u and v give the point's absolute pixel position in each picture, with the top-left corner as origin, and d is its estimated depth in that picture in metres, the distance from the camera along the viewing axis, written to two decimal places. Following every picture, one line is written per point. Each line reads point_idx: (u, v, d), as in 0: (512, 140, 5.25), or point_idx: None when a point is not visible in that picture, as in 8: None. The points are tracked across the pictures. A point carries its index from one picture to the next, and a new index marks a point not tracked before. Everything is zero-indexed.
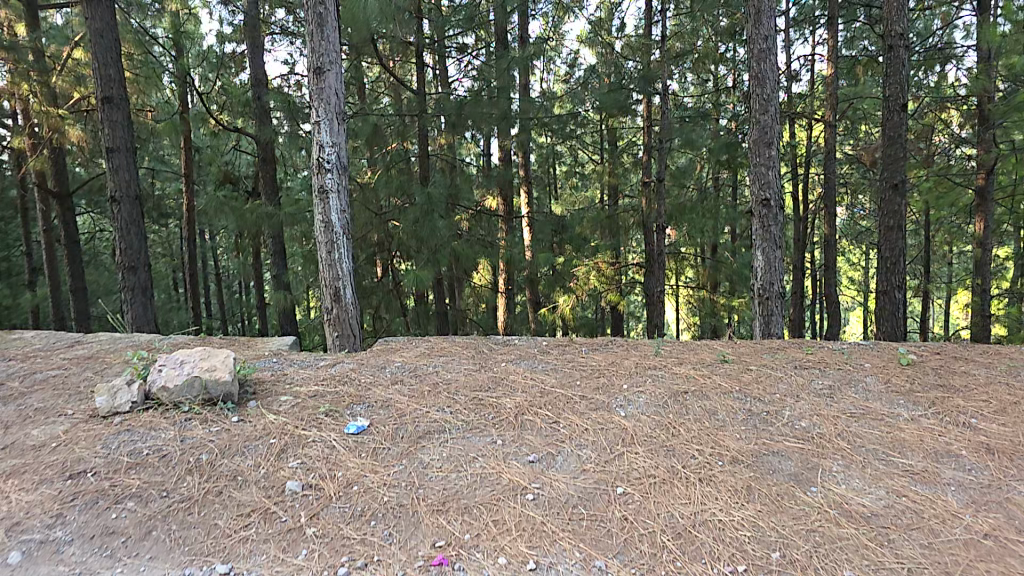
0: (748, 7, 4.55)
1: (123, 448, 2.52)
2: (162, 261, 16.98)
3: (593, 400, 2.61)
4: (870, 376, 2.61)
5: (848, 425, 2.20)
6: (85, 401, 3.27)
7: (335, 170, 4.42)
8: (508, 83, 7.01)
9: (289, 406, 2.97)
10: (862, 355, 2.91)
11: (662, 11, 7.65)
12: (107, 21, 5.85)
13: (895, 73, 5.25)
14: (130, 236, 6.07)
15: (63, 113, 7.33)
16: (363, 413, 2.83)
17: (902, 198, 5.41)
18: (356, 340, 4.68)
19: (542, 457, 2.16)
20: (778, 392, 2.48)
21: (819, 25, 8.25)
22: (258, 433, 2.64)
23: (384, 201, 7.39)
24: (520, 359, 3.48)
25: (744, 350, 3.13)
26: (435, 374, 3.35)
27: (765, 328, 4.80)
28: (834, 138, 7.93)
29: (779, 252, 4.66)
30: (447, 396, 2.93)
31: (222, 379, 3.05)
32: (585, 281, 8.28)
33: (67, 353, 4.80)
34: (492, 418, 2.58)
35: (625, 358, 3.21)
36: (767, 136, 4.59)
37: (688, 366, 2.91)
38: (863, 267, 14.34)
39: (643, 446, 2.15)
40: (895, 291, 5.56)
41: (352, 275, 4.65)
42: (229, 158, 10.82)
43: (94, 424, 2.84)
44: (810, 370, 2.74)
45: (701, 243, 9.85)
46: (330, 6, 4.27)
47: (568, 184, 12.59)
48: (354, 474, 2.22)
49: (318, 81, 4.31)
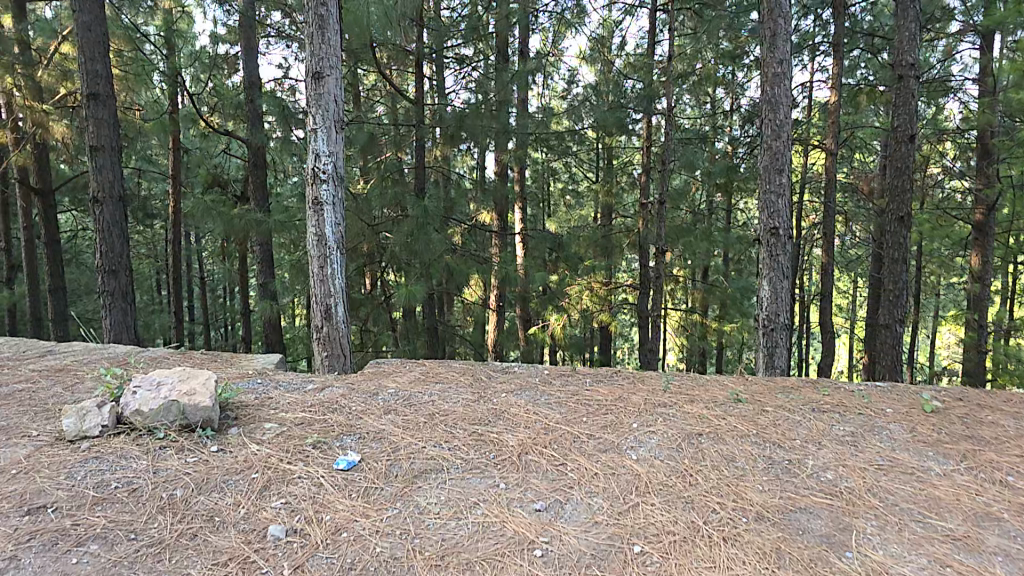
0: (763, 30, 4.46)
1: (90, 479, 2.33)
2: (145, 263, 16.68)
3: (602, 440, 2.45)
4: (894, 423, 2.42)
5: (878, 479, 1.95)
6: (53, 421, 3.07)
7: (331, 180, 4.26)
8: (507, 98, 6.97)
9: (272, 436, 2.78)
10: (885, 400, 2.74)
11: (666, 31, 7.60)
12: (95, 15, 5.67)
13: (905, 103, 5.19)
14: (112, 239, 5.85)
15: (48, 109, 7.18)
16: (353, 446, 2.65)
17: (908, 230, 5.35)
18: (345, 360, 4.48)
19: (550, 506, 1.98)
20: (797, 439, 2.30)
21: (820, 52, 8.26)
22: (239, 466, 2.45)
23: (377, 212, 7.18)
24: (520, 390, 3.31)
25: (757, 389, 2.98)
26: (431, 404, 3.17)
27: (768, 361, 4.68)
28: (835, 166, 7.88)
29: (786, 282, 4.54)
30: (444, 429, 2.76)
31: (202, 404, 2.85)
32: (578, 300, 8.10)
33: (38, 363, 4.56)
34: (493, 458, 2.41)
35: (632, 394, 3.05)
36: (778, 162, 4.49)
37: (699, 405, 2.74)
38: (852, 294, 14.37)
39: (659, 496, 1.95)
40: (897, 325, 5.48)
41: (344, 291, 4.47)
42: (218, 162, 10.63)
43: (59, 449, 2.64)
44: (829, 414, 2.56)
45: (693, 266, 9.73)
46: (332, 8, 4.13)
47: (561, 201, 12.50)
48: (344, 518, 2.04)
49: (317, 86, 4.15)
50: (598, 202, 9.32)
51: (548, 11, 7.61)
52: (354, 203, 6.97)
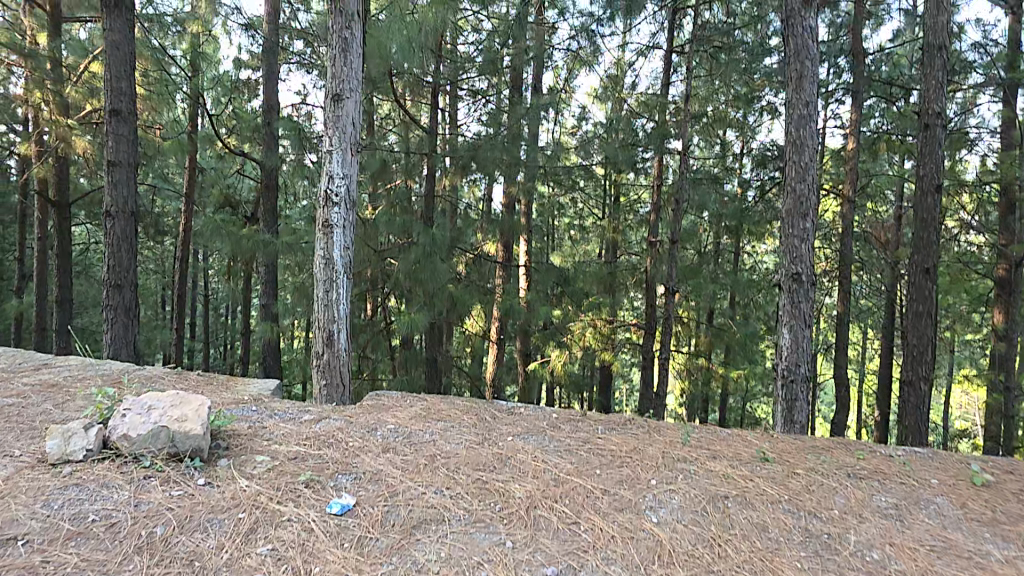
0: (789, 72, 4.36)
1: (66, 510, 2.15)
2: (152, 277, 16.66)
3: (618, 497, 2.27)
4: (940, 497, 2.24)
5: (934, 563, 1.76)
6: (39, 441, 2.90)
7: (343, 203, 4.14)
8: (518, 132, 6.93)
9: (263, 470, 2.60)
10: (927, 468, 2.57)
11: (680, 72, 7.58)
12: (126, 36, 5.73)
13: (931, 153, 5.09)
14: (121, 253, 5.74)
15: (73, 125, 7.26)
16: (348, 487, 2.46)
17: (934, 283, 5.20)
18: (344, 391, 4.27)
19: (562, 571, 1.79)
20: (835, 509, 2.12)
21: (837, 100, 8.24)
22: (225, 504, 2.27)
23: (383, 238, 7.06)
24: (527, 434, 3.12)
25: (785, 448, 2.79)
26: (432, 444, 2.98)
27: (787, 415, 4.40)
28: (853, 213, 7.70)
29: (808, 331, 4.34)
30: (446, 474, 2.57)
31: (193, 432, 2.68)
32: (579, 336, 7.85)
33: (30, 377, 4.40)
34: (498, 510, 2.22)
35: (648, 445, 2.87)
36: (802, 207, 4.34)
37: (722, 462, 2.56)
38: (864, 346, 14.14)
39: (686, 569, 1.76)
40: (921, 384, 5.25)
41: (348, 318, 4.30)
42: (231, 182, 10.63)
43: (39, 472, 2.46)
44: (867, 482, 2.38)
45: (700, 309, 9.54)
46: (356, 32, 4.08)
47: (567, 236, 12.37)
48: (334, 571, 1.85)
49: (336, 108, 4.08)
50: (605, 239, 9.21)
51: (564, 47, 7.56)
52: (363, 228, 6.90)
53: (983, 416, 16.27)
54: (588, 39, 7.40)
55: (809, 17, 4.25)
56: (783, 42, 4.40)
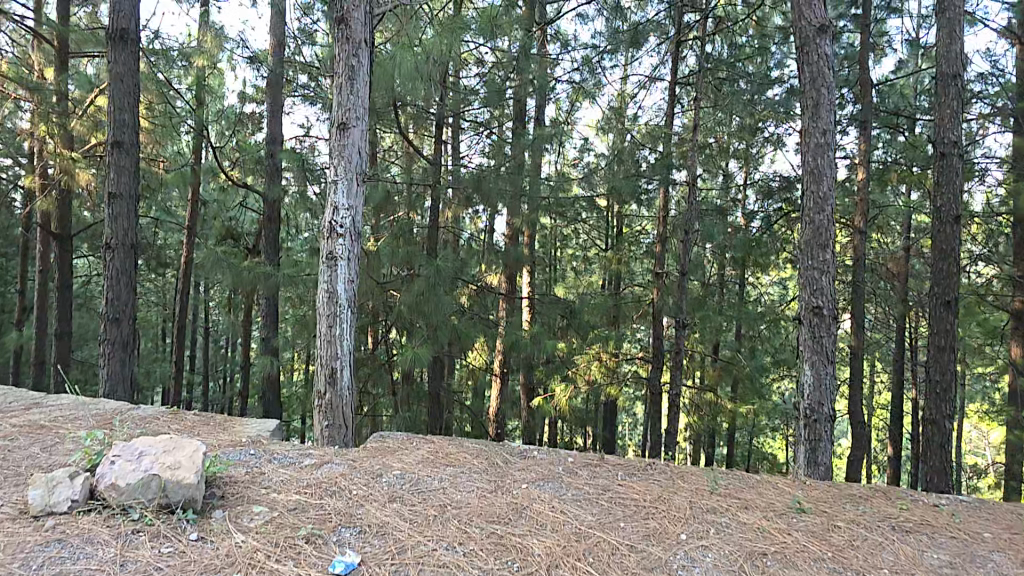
0: (804, 99, 4.27)
1: (46, 570, 1.96)
2: (153, 309, 16.49)
3: (647, 554, 2.09)
4: (996, 553, 2.11)
5: None
6: (23, 490, 2.72)
7: (348, 235, 4.01)
8: (521, 163, 6.85)
9: (261, 523, 2.42)
10: (978, 521, 2.44)
11: (683, 102, 7.52)
12: (129, 67, 5.67)
13: (949, 181, 5.00)
14: (119, 286, 5.58)
15: (77, 158, 7.04)
16: (352, 543, 2.28)
17: (954, 315, 5.02)
18: (347, 432, 4.07)
19: None
20: (885, 568, 1.96)
21: (842, 130, 8.19)
22: (219, 562, 2.09)
23: (385, 270, 6.90)
24: (542, 481, 2.94)
25: (821, 497, 2.65)
26: (441, 493, 2.80)
27: (811, 456, 4.21)
28: (864, 244, 7.55)
29: (830, 367, 4.17)
30: (458, 527, 2.39)
31: (188, 481, 2.49)
32: (584, 370, 7.59)
33: (21, 417, 4.22)
34: (517, 569, 2.04)
35: (674, 494, 2.69)
36: (822, 238, 4.21)
37: (756, 513, 2.40)
38: (873, 379, 13.93)
39: None
40: (944, 421, 5.09)
41: (352, 355, 4.13)
42: (233, 214, 10.54)
43: (19, 526, 2.28)
44: (916, 536, 2.25)
45: (708, 341, 9.35)
46: (363, 60, 4.01)
47: (569, 267, 12.28)
48: None
49: (342, 137, 3.98)
50: (609, 270, 9.08)
51: (566, 79, 7.51)
52: (365, 260, 6.75)
53: (996, 452, 15.96)
54: (591, 71, 7.38)
55: (824, 45, 4.18)
56: (798, 71, 4.33)
